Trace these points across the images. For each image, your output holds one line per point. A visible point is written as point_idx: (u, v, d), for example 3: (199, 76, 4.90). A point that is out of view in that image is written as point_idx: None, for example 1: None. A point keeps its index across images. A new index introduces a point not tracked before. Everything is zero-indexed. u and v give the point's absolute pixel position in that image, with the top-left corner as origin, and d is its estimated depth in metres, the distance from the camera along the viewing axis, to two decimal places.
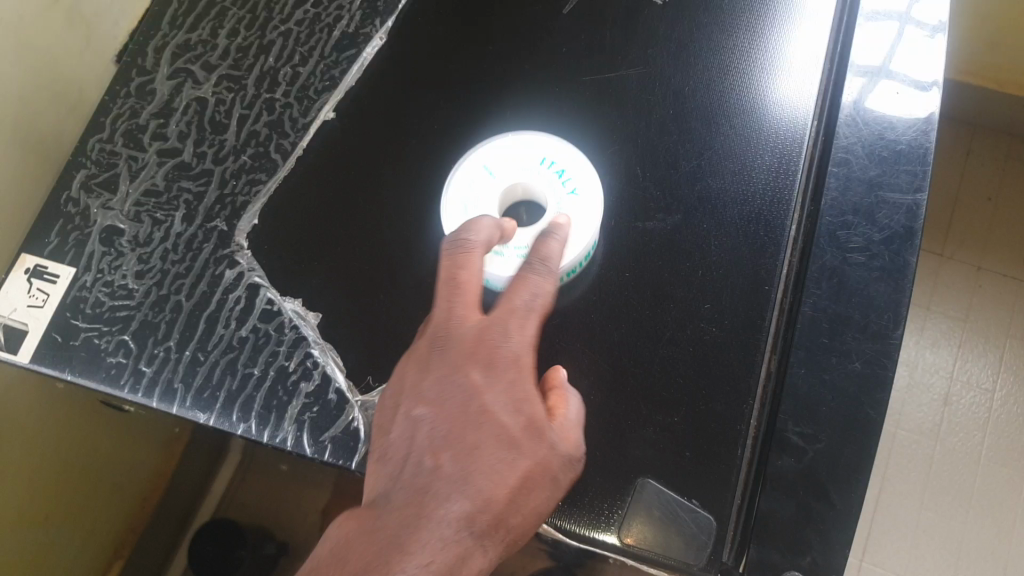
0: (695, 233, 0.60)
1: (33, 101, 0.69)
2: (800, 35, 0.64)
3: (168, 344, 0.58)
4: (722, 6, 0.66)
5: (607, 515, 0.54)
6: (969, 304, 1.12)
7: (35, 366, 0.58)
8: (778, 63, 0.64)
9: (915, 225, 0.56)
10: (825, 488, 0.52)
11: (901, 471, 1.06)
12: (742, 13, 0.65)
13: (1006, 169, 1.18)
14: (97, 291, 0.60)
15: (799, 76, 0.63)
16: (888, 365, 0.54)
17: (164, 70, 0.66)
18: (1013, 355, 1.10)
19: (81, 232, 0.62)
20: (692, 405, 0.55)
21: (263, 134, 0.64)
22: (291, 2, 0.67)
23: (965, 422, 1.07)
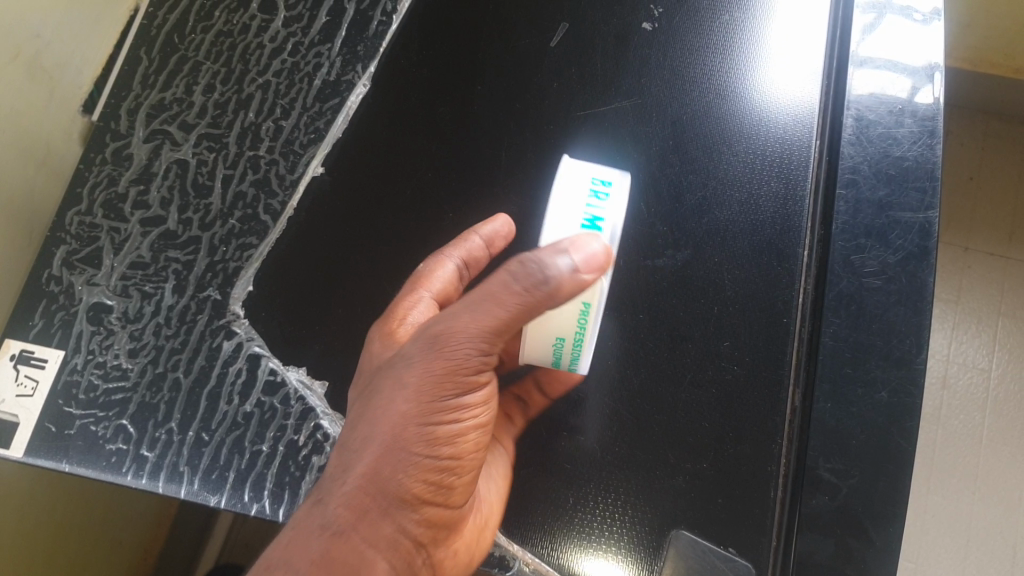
0: (714, 274, 0.59)
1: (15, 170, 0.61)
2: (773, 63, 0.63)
3: (170, 425, 0.56)
4: (710, 31, 0.64)
5: (596, 540, 0.53)
6: (960, 283, 0.98)
7: (30, 460, 0.55)
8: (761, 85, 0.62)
9: (929, 245, 0.53)
10: (864, 526, 0.50)
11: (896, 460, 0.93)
12: (729, 38, 0.64)
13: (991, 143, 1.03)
14: (89, 374, 0.58)
15: (789, 101, 0.62)
16: (914, 392, 0.51)
17: (139, 133, 0.64)
18: (1009, 333, 0.96)
19: (66, 311, 0.59)
20: (719, 450, 0.55)
21: (250, 195, 0.62)
22: (267, 53, 0.65)
23: (964, 404, 0.94)
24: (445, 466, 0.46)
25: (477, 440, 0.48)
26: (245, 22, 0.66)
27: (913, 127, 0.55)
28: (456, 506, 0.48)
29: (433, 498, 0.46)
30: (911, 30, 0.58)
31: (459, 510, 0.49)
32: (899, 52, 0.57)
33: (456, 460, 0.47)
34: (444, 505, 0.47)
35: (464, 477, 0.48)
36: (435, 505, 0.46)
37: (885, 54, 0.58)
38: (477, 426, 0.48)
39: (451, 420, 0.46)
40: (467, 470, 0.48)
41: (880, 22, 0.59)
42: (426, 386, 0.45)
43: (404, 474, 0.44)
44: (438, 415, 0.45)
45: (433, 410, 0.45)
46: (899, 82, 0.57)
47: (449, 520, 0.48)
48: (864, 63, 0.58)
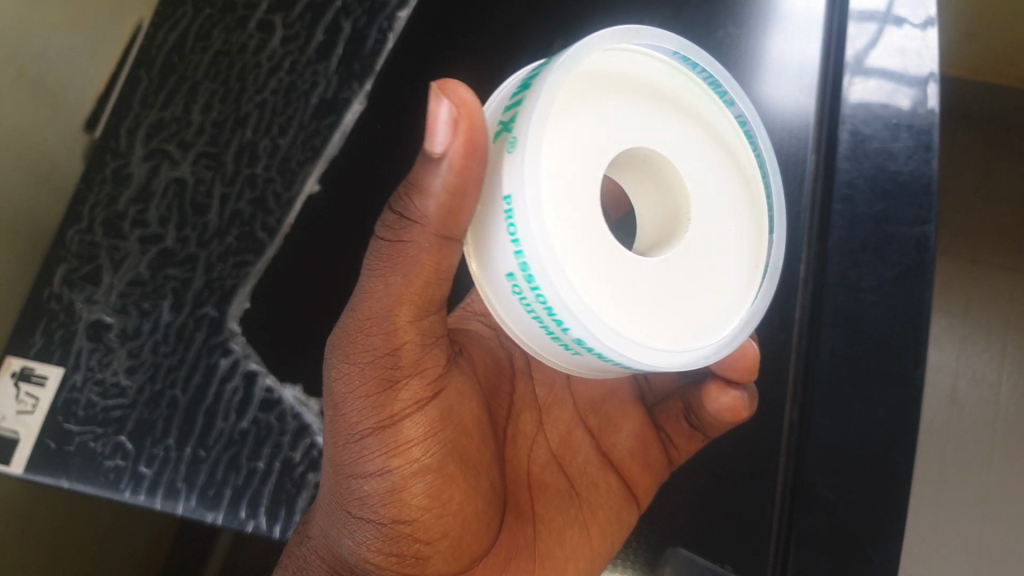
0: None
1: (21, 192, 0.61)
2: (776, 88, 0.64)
3: (167, 442, 0.57)
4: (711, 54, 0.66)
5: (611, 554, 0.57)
6: (969, 294, 0.87)
7: (29, 476, 0.56)
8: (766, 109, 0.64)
9: (926, 259, 0.52)
10: (863, 544, 0.49)
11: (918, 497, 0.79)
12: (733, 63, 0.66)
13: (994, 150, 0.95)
14: (89, 391, 0.58)
15: (791, 122, 0.63)
16: (913, 409, 0.51)
17: (139, 151, 0.64)
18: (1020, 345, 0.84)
19: (66, 329, 0.60)
20: (717, 469, 0.58)
21: (247, 213, 0.63)
22: (264, 71, 0.66)
23: (976, 419, 0.83)
24: (387, 496, 0.46)
25: (429, 462, 0.46)
26: (243, 41, 0.67)
27: (908, 141, 0.55)
28: (434, 540, 0.47)
29: (392, 531, 0.46)
30: (902, 41, 0.57)
31: (450, 542, 0.47)
32: (893, 65, 0.57)
33: (404, 487, 0.46)
34: (409, 537, 0.46)
35: (431, 506, 0.46)
36: (399, 539, 0.46)
37: (880, 66, 0.57)
38: (424, 443, 0.46)
39: (386, 450, 0.45)
40: (431, 499, 0.46)
41: (878, 34, 0.58)
42: (349, 415, 0.46)
43: (354, 511, 0.47)
44: (370, 446, 0.45)
45: (358, 444, 0.46)
46: (894, 95, 0.56)
47: (433, 556, 0.47)
48: (858, 77, 0.58)
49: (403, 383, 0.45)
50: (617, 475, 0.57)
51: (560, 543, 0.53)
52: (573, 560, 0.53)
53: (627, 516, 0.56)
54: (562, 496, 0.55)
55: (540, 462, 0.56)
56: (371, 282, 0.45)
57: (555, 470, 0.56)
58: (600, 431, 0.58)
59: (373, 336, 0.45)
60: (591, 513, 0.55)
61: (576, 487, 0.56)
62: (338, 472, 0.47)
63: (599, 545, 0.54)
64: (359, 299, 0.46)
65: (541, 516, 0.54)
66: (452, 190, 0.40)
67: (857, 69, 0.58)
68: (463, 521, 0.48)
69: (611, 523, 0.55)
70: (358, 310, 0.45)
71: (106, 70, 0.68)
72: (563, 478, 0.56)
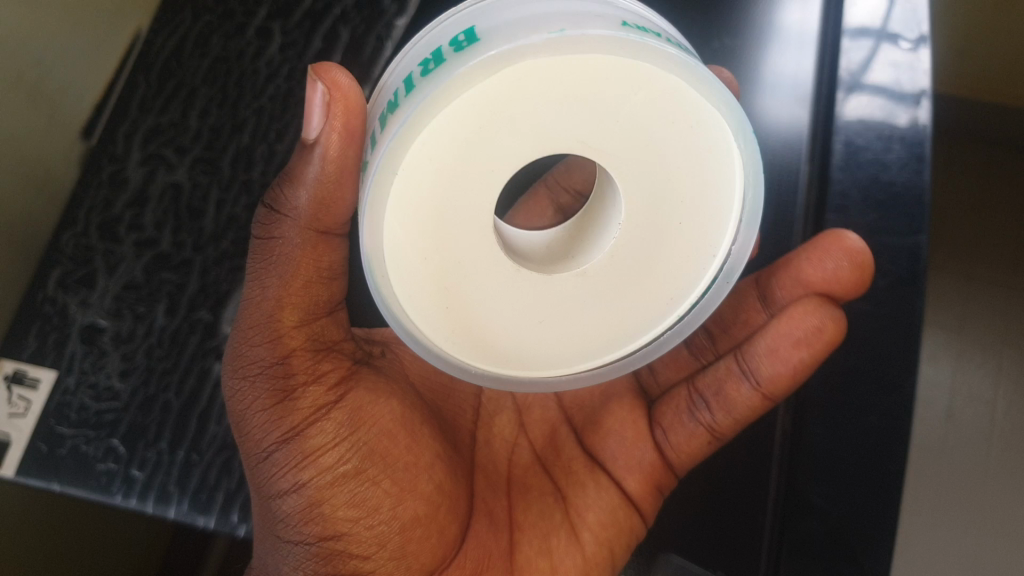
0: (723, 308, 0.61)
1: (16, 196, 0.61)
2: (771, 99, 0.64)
3: (159, 446, 0.57)
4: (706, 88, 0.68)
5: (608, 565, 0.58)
6: (965, 312, 0.85)
7: (21, 479, 0.57)
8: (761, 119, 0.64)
9: (919, 269, 0.53)
10: (856, 552, 0.49)
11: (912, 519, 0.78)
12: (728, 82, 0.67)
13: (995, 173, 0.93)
14: (82, 394, 0.59)
15: (784, 131, 0.63)
16: (906, 417, 0.50)
17: (136, 155, 0.65)
18: (1015, 362, 0.83)
19: (60, 332, 0.61)
20: (711, 474, 0.58)
21: (243, 218, 0.63)
22: (262, 78, 0.66)
23: (973, 439, 0.80)
24: (307, 513, 0.46)
25: (348, 468, 0.46)
26: (241, 48, 0.67)
27: (902, 151, 0.55)
28: (369, 550, 0.46)
29: (324, 556, 0.46)
30: (898, 57, 0.57)
31: (389, 552, 0.46)
32: (889, 80, 0.57)
33: (322, 499, 0.46)
34: (342, 554, 0.46)
35: (357, 515, 0.46)
36: (332, 561, 0.46)
37: (873, 80, 0.57)
38: (338, 447, 0.46)
39: (295, 463, 0.46)
40: (357, 508, 0.46)
41: (872, 51, 0.58)
42: (256, 439, 0.47)
43: (285, 547, 0.46)
44: (287, 454, 0.46)
45: (267, 469, 0.46)
46: (890, 108, 0.56)
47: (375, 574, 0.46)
48: (852, 90, 0.58)
49: (301, 390, 0.46)
50: (611, 475, 0.57)
51: (551, 553, 0.52)
52: (565, 574, 0.52)
53: (627, 524, 0.55)
54: (546, 500, 0.55)
55: (522, 464, 0.58)
56: (254, 299, 0.47)
57: (540, 474, 0.57)
58: (586, 435, 0.60)
59: (261, 350, 0.46)
60: (582, 518, 0.54)
61: (561, 490, 0.56)
62: (257, 487, 0.47)
63: (595, 556, 0.53)
64: (240, 325, 0.47)
65: (522, 524, 0.53)
66: (320, 198, 0.43)
67: (851, 84, 0.58)
68: (401, 527, 0.47)
69: (607, 527, 0.54)
70: (250, 322, 0.47)
71: (104, 76, 0.68)
72: (549, 482, 0.57)
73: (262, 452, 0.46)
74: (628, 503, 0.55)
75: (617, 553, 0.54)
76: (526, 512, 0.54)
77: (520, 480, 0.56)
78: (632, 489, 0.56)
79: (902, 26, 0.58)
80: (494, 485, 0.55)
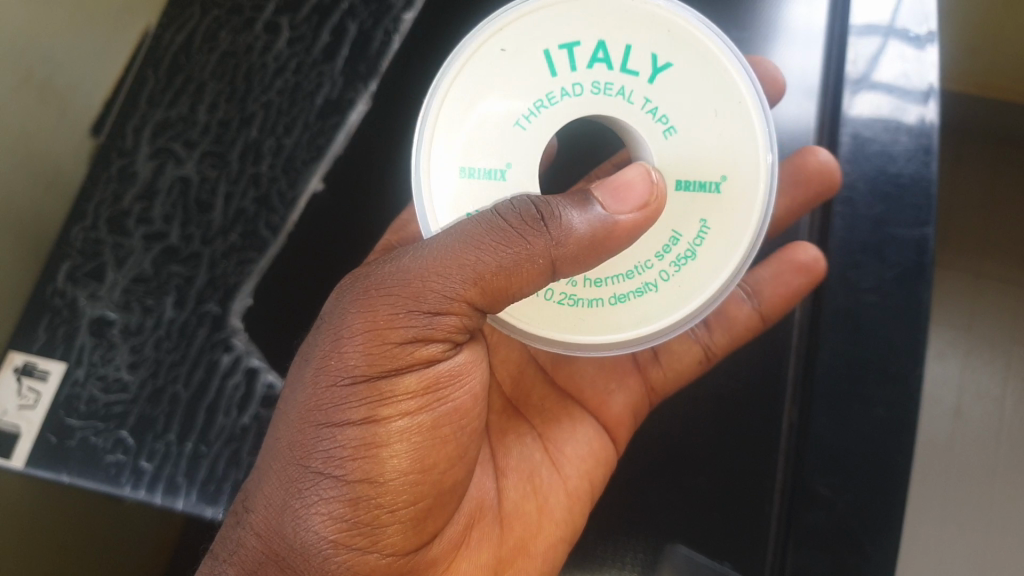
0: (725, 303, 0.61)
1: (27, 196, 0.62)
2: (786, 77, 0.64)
3: (168, 437, 0.58)
4: None
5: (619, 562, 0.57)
6: (974, 307, 0.85)
7: (30, 471, 0.57)
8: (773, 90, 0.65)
9: (926, 260, 0.52)
10: (857, 536, 0.50)
11: (920, 514, 0.77)
12: None
13: (1007, 167, 0.92)
14: (91, 386, 0.60)
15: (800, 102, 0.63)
16: (913, 408, 0.50)
17: (145, 150, 0.66)
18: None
19: (69, 325, 0.61)
20: (716, 462, 0.57)
21: (250, 211, 0.64)
22: (270, 72, 0.66)
23: (980, 437, 0.81)
24: (359, 452, 0.43)
25: (420, 424, 0.45)
26: (249, 43, 0.67)
27: (909, 145, 0.54)
28: (398, 504, 0.45)
29: (355, 501, 0.43)
30: (905, 52, 0.55)
31: (413, 509, 0.45)
32: (897, 74, 0.55)
33: (381, 443, 0.44)
34: (374, 503, 0.44)
35: (406, 468, 0.44)
36: (363, 507, 0.44)
37: (880, 77, 0.56)
38: (418, 401, 0.45)
39: (372, 399, 0.43)
40: (408, 461, 0.44)
41: (880, 47, 0.56)
42: (340, 366, 0.44)
43: (307, 479, 0.44)
44: (380, 390, 0.43)
45: (340, 394, 0.43)
46: (899, 103, 0.55)
47: (393, 524, 0.45)
48: (858, 83, 0.56)
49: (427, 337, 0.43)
50: (581, 405, 0.61)
51: (535, 494, 0.56)
52: (552, 511, 0.55)
53: (605, 456, 0.58)
54: (524, 441, 0.58)
55: (497, 409, 0.59)
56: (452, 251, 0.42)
57: (515, 416, 0.59)
58: (554, 370, 0.62)
59: (421, 297, 0.42)
60: (563, 455, 0.58)
61: (536, 427, 0.59)
62: (322, 399, 0.44)
63: (580, 489, 0.56)
64: (410, 258, 0.43)
65: (505, 467, 0.56)
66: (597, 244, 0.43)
67: (858, 81, 0.56)
68: (432, 486, 0.46)
69: (584, 460, 0.58)
70: (418, 292, 0.42)
71: (114, 72, 0.68)
72: (527, 421, 0.59)
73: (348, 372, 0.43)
74: (602, 437, 0.59)
75: (598, 482, 0.57)
76: (514, 467, 0.56)
77: (500, 425, 0.58)
78: (600, 421, 0.60)
79: (911, 17, 0.55)
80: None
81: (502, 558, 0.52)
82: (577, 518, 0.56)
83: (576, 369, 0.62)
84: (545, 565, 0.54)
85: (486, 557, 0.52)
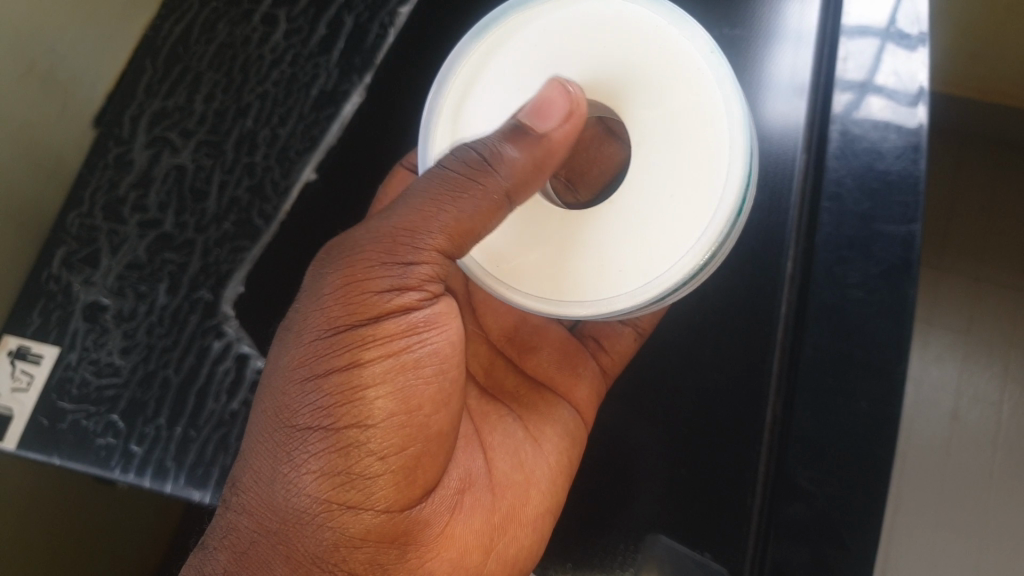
0: (703, 296, 0.61)
1: (28, 182, 0.64)
2: (784, 66, 0.63)
3: (158, 421, 0.59)
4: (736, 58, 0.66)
5: (616, 553, 0.58)
6: (971, 314, 0.84)
7: (22, 452, 0.58)
8: (767, 83, 0.64)
9: (912, 257, 0.52)
10: (839, 530, 0.49)
11: (913, 514, 0.78)
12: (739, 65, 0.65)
13: (1008, 171, 0.90)
14: (83, 369, 0.61)
15: (790, 95, 0.62)
16: (896, 403, 0.50)
17: (141, 139, 0.67)
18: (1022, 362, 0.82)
19: (63, 310, 0.63)
20: (697, 455, 0.58)
21: (244, 200, 0.65)
22: (267, 63, 0.67)
23: (976, 443, 0.80)
24: (347, 397, 0.46)
25: (391, 376, 0.47)
26: (246, 34, 0.68)
27: (897, 142, 0.54)
28: (388, 448, 0.47)
29: (347, 436, 0.46)
30: (897, 53, 0.55)
31: (403, 459, 0.48)
32: (889, 73, 0.55)
33: (365, 385, 0.46)
34: (366, 451, 0.46)
35: (396, 410, 0.47)
36: (353, 443, 0.46)
37: (879, 80, 0.55)
38: (406, 355, 0.48)
39: (352, 346, 0.47)
40: (400, 404, 0.47)
41: (876, 51, 0.56)
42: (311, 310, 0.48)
43: (310, 419, 0.46)
44: (336, 339, 0.47)
45: (318, 347, 0.47)
46: (886, 100, 0.55)
47: (382, 471, 0.47)
48: (848, 82, 0.57)
49: (383, 268, 0.47)
50: (567, 404, 0.62)
51: (523, 467, 0.58)
52: (537, 483, 0.57)
53: (578, 434, 0.60)
54: (505, 420, 0.62)
55: (474, 396, 0.63)
56: (413, 210, 0.47)
57: (493, 402, 0.63)
58: (520, 358, 0.66)
59: (397, 243, 0.47)
60: (541, 433, 0.61)
61: (516, 411, 0.63)
62: (301, 345, 0.47)
63: (561, 464, 0.59)
64: (349, 238, 0.48)
65: (489, 443, 0.59)
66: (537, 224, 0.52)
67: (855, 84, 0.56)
68: (425, 439, 0.49)
69: (560, 438, 0.60)
70: (388, 235, 0.47)
71: (115, 66, 0.69)
72: (506, 406, 0.63)
73: (318, 319, 0.47)
74: (578, 419, 0.61)
75: (576, 456, 0.60)
76: (501, 438, 0.60)
77: (478, 408, 0.62)
78: (572, 403, 0.62)
79: (906, 19, 0.55)
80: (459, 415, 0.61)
81: (497, 525, 0.54)
82: (560, 489, 0.58)
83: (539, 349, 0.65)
84: (535, 534, 0.56)
85: (479, 522, 0.54)
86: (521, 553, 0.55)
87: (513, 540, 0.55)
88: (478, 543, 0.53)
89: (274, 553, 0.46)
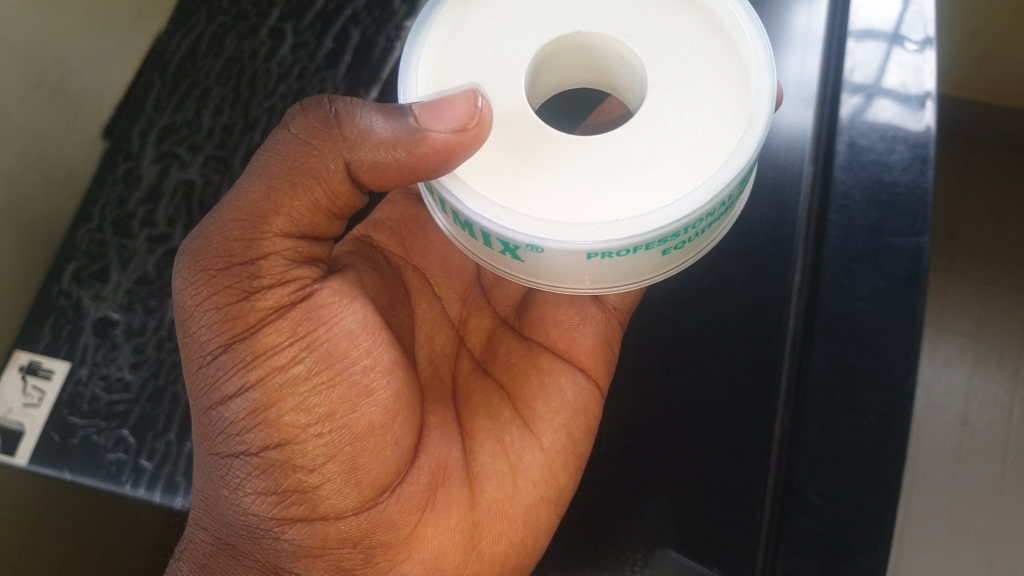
0: (711, 305, 0.60)
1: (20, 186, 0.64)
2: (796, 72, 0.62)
3: (168, 437, 0.59)
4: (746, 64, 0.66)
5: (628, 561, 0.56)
6: (982, 317, 0.83)
7: (34, 468, 0.59)
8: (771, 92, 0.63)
9: (920, 270, 0.52)
10: (848, 549, 0.49)
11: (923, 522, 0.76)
12: None
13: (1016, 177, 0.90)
14: (94, 385, 0.61)
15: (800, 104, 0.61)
16: (903, 417, 0.49)
17: (150, 155, 0.68)
18: None
19: (73, 325, 0.63)
20: (703, 464, 0.57)
21: None
22: (274, 78, 0.69)
23: (988, 449, 0.79)
24: (263, 415, 0.47)
25: (299, 377, 0.47)
26: (253, 48, 0.70)
27: (905, 151, 0.54)
28: (316, 460, 0.47)
29: (276, 456, 0.47)
30: (905, 59, 0.56)
31: (341, 465, 0.47)
32: (894, 81, 0.55)
33: (272, 402, 0.47)
34: (294, 462, 0.47)
35: (312, 421, 0.47)
36: (283, 461, 0.47)
37: (886, 83, 0.56)
38: (309, 363, 0.47)
39: (244, 365, 0.47)
40: (310, 415, 0.47)
41: (883, 56, 0.56)
42: (201, 342, 0.48)
43: (226, 446, 0.47)
44: (231, 360, 0.47)
45: (211, 373, 0.47)
46: (893, 106, 0.55)
47: (319, 481, 0.47)
48: (855, 90, 0.56)
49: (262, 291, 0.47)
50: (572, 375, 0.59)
51: (508, 454, 0.56)
52: (526, 470, 0.55)
53: (584, 406, 0.58)
54: (492, 401, 0.59)
55: (464, 372, 0.61)
56: (223, 238, 0.48)
57: (482, 376, 0.61)
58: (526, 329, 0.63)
59: (264, 262, 0.48)
60: (536, 411, 0.58)
61: (505, 386, 0.60)
62: (198, 375, 0.48)
63: (558, 445, 0.56)
64: (197, 265, 0.48)
65: (474, 431, 0.57)
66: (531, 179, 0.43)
67: (863, 91, 0.56)
68: (355, 442, 0.48)
69: (559, 412, 0.57)
70: (254, 252, 0.48)
71: (124, 80, 0.70)
72: (494, 381, 0.61)
73: (207, 348, 0.48)
74: (583, 384, 0.58)
75: (580, 437, 0.57)
76: (495, 420, 0.57)
77: (467, 389, 0.60)
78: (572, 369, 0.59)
79: (910, 25, 0.56)
80: (444, 401, 0.58)
81: (477, 522, 0.53)
82: (558, 475, 0.55)
83: (550, 317, 0.61)
84: (526, 529, 0.54)
85: (457, 523, 0.52)
86: (511, 549, 0.54)
87: (501, 538, 0.53)
88: (459, 543, 0.52)
89: (236, 561, 0.50)
